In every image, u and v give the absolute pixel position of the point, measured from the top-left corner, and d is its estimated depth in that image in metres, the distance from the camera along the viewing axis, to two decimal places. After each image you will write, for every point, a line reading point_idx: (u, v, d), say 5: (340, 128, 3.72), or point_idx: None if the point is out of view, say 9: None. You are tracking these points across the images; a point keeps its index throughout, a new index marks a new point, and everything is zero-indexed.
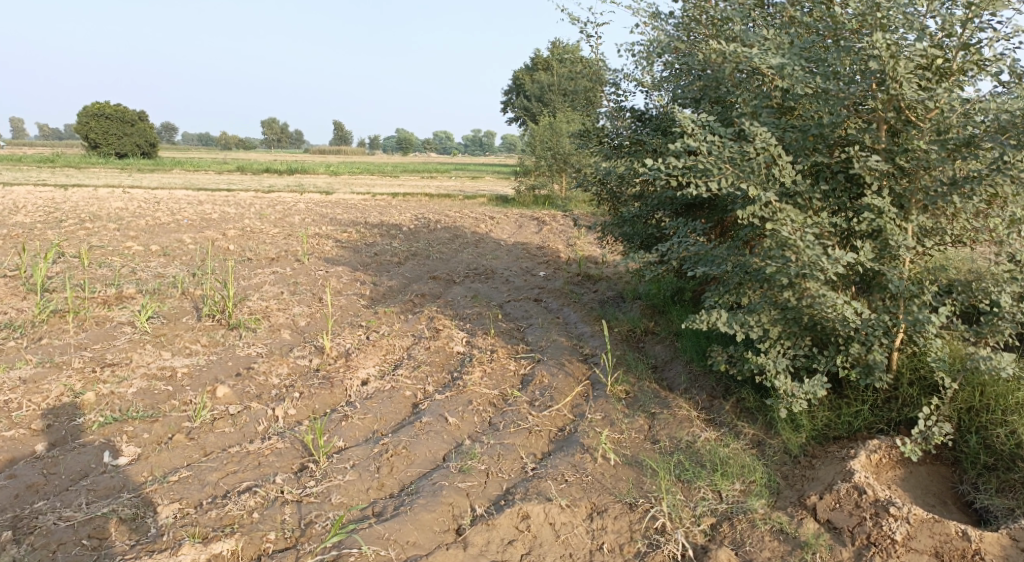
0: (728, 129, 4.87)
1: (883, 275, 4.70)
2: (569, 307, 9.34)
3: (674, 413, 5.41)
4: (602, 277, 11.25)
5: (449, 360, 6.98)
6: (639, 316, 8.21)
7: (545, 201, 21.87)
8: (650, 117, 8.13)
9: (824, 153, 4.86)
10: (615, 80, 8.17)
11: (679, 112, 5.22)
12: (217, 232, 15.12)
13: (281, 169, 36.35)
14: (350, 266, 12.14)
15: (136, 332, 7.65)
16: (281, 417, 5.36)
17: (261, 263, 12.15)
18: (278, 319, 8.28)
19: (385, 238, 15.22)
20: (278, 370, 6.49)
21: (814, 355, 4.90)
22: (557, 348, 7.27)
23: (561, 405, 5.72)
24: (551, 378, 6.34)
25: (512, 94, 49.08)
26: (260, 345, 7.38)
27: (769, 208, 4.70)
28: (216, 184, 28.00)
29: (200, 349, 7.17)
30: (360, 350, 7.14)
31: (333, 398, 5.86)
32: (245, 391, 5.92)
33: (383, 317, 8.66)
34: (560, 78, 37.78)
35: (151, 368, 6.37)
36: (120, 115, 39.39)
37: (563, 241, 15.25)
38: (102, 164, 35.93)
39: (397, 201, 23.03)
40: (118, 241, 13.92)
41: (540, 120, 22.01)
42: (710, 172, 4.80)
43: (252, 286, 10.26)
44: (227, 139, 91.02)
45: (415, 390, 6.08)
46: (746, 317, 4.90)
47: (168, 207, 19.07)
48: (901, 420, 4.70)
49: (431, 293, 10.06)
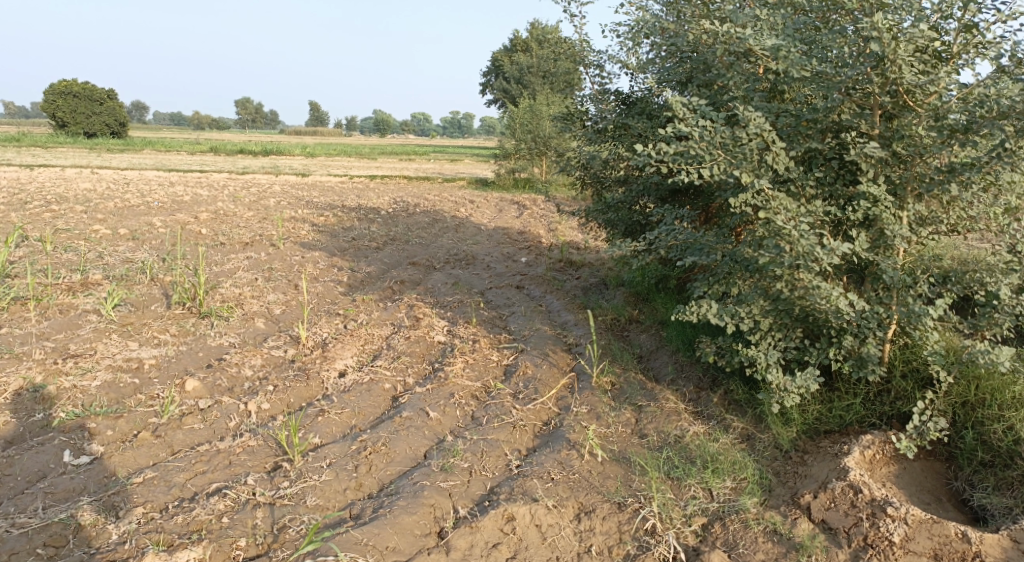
0: (720, 114, 4.66)
1: (877, 265, 4.55)
2: (552, 295, 9.18)
3: (661, 406, 5.27)
4: (584, 263, 11.10)
5: (429, 351, 6.78)
6: (624, 305, 8.07)
7: (526, 184, 21.67)
8: (634, 101, 7.95)
9: (817, 138, 4.68)
10: (598, 61, 7.95)
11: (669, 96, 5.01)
12: (190, 215, 14.75)
13: (256, 150, 35.73)
14: (327, 251, 11.87)
15: (102, 321, 7.36)
16: (254, 411, 5.14)
17: (234, 248, 11.84)
18: (252, 307, 8.03)
19: (363, 222, 14.95)
20: (251, 361, 6.25)
21: (805, 347, 4.73)
22: (540, 338, 7.10)
23: (546, 397, 5.55)
24: (534, 369, 6.17)
25: (491, 76, 48.62)
26: (233, 334, 7.12)
27: (762, 196, 4.51)
28: (189, 166, 27.52)
29: (169, 339, 6.90)
30: (337, 340, 6.91)
31: (308, 391, 5.64)
32: (217, 384, 5.68)
33: (360, 305, 8.44)
34: (541, 60, 37.55)
35: (117, 360, 6.10)
36: (89, 93, 38.42)
37: (544, 226, 15.09)
38: (70, 143, 35.05)
39: (375, 184, 22.69)
40: (86, 224, 13.51)
41: (521, 102, 21.78)
42: (702, 158, 4.59)
43: (225, 272, 9.97)
44: (200, 119, 89.44)
45: (394, 382, 5.88)
46: (736, 309, 4.73)
47: (139, 189, 18.59)
48: (894, 414, 4.53)
49: (411, 280, 9.84)
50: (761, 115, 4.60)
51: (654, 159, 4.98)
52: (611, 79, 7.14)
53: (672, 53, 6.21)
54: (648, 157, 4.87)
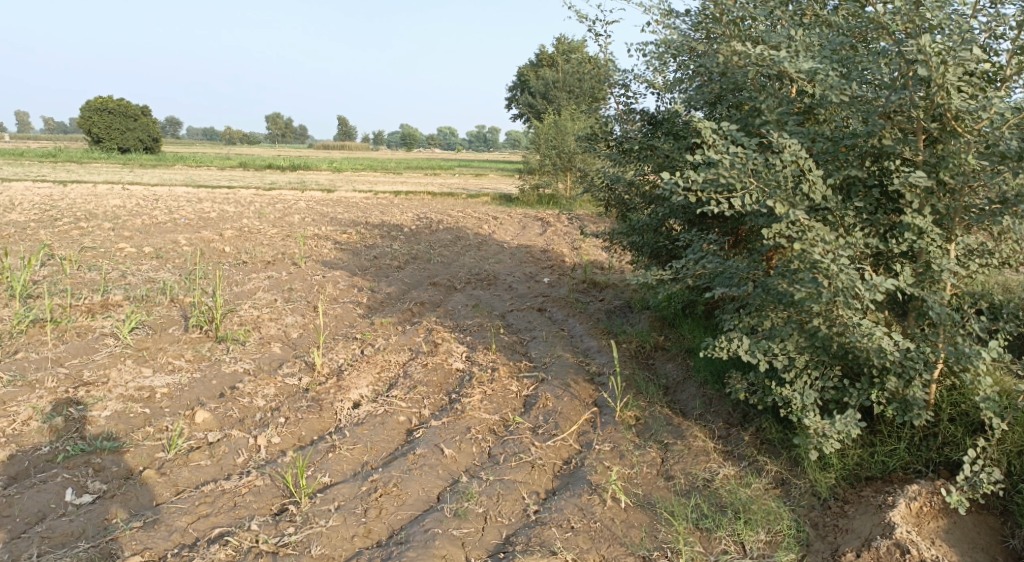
0: (752, 139, 4.41)
1: (922, 301, 4.26)
2: (575, 318, 8.95)
3: (689, 445, 5.01)
4: (608, 284, 10.84)
5: (447, 379, 6.57)
6: (649, 331, 7.83)
7: (550, 200, 21.46)
8: (661, 120, 7.72)
9: (856, 164, 4.41)
10: (624, 80, 7.74)
11: (696, 119, 4.77)
12: (214, 232, 14.74)
13: (283, 165, 35.97)
14: (348, 270, 11.75)
15: (118, 345, 7.25)
16: (264, 446, 4.98)
17: (256, 267, 11.75)
18: (269, 331, 7.88)
19: (386, 240, 14.83)
20: (264, 390, 6.08)
21: (844, 387, 4.44)
22: (561, 366, 6.86)
23: (567, 433, 5.31)
24: (556, 402, 5.93)
25: (517, 91, 48.63)
26: (247, 360, 6.97)
27: (797, 226, 4.25)
28: (216, 180, 27.77)
29: (183, 365, 6.76)
30: (353, 367, 6.73)
31: (321, 424, 5.46)
32: (228, 416, 5.52)
33: (379, 328, 8.25)
34: (566, 75, 37.55)
35: (129, 388, 5.97)
36: (122, 110, 39.02)
37: (568, 244, 14.88)
38: (103, 158, 35.56)
39: (399, 199, 22.62)
40: (111, 241, 13.54)
41: (546, 117, 21.62)
42: (733, 186, 4.34)
43: (245, 292, 9.87)
44: (230, 134, 90.66)
45: (410, 414, 5.68)
46: (770, 345, 4.46)
47: (166, 205, 18.67)
48: (941, 461, 4.24)
49: (431, 301, 9.66)
50: (796, 141, 4.34)
51: (681, 186, 4.73)
52: (636, 99, 6.92)
53: (702, 73, 5.96)
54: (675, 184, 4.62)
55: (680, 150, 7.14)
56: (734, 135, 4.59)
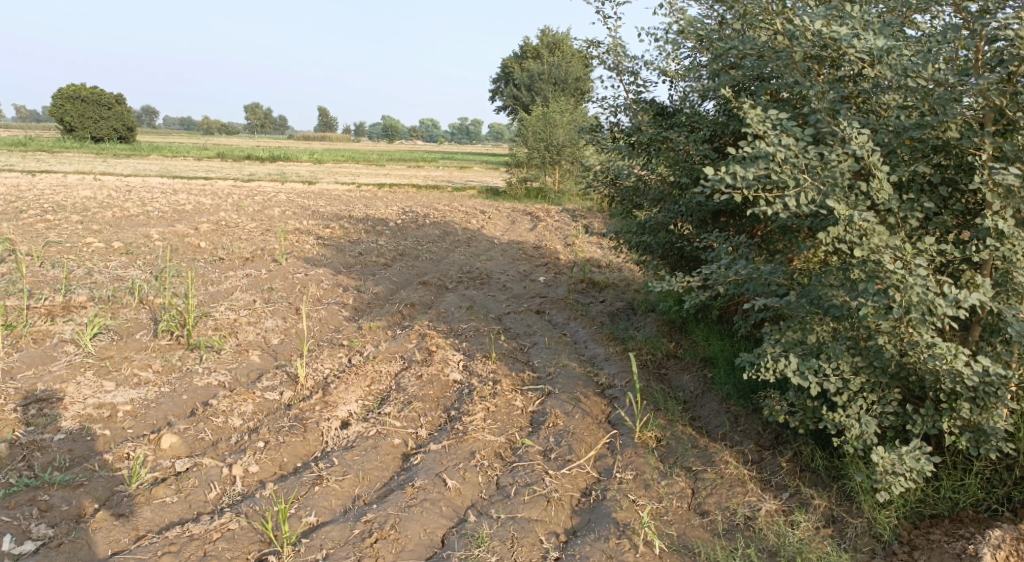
0: (804, 129, 3.84)
1: (998, 316, 3.75)
2: (576, 322, 8.38)
3: (722, 473, 4.47)
4: (608, 284, 10.28)
5: (444, 393, 5.98)
6: (658, 337, 7.30)
7: (538, 194, 20.74)
8: (673, 112, 7.20)
9: (921, 159, 3.90)
10: (633, 68, 7.11)
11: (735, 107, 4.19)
12: (189, 226, 13.98)
13: (263, 156, 35.01)
14: (333, 269, 11.09)
15: (79, 354, 6.57)
16: (239, 477, 4.37)
17: (233, 265, 11.05)
18: (247, 338, 7.22)
19: (371, 235, 14.15)
20: (241, 407, 5.44)
21: (906, 412, 3.93)
22: (568, 377, 6.29)
23: (582, 458, 4.74)
24: (566, 420, 5.37)
25: (501, 83, 47.82)
26: (222, 371, 6.32)
27: (857, 229, 3.71)
28: (193, 171, 26.87)
29: (151, 378, 6.09)
30: (339, 379, 6.11)
31: (305, 448, 4.86)
32: (200, 440, 4.89)
33: (367, 333, 7.62)
34: (552, 67, 37.13)
35: (88, 407, 5.32)
36: (97, 98, 37.84)
37: (560, 241, 14.29)
38: (76, 148, 34.44)
39: (383, 193, 21.90)
40: (79, 236, 12.76)
41: (534, 109, 20.97)
42: (784, 183, 3.77)
43: (221, 293, 9.19)
44: (209, 124, 88.92)
45: (405, 436, 5.07)
46: (821, 365, 3.93)
47: (140, 197, 17.83)
48: (1018, 497, 3.79)
49: (422, 302, 9.04)
50: (859, 131, 3.78)
51: (719, 183, 4.16)
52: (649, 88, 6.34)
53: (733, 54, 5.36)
54: (712, 181, 4.04)
55: (695, 143, 6.61)
56: (779, 125, 4.03)
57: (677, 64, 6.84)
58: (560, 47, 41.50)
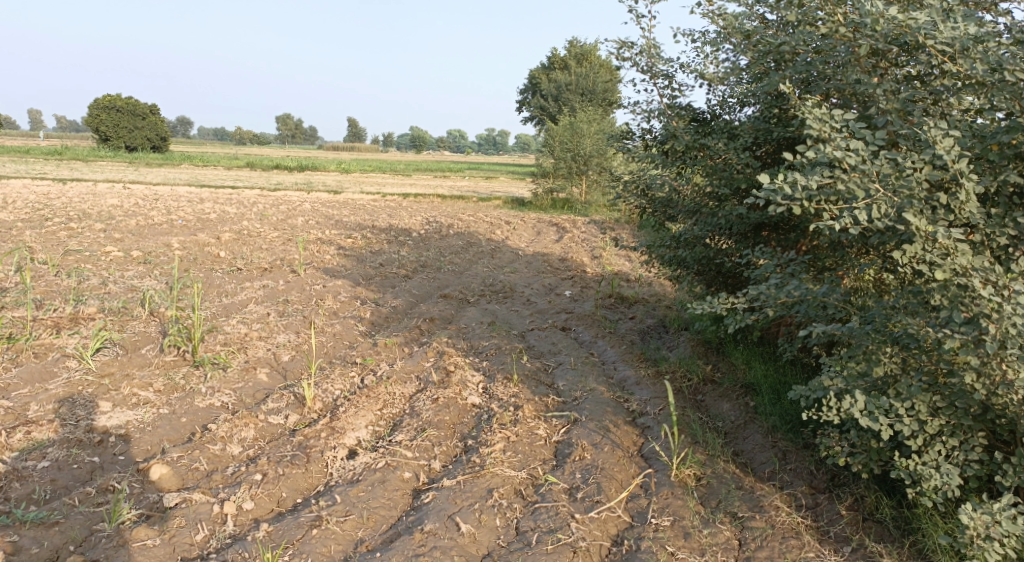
0: (876, 132, 3.39)
1: None
2: (605, 340, 7.90)
3: (772, 522, 4.06)
4: (637, 300, 9.78)
5: (462, 419, 5.52)
6: (693, 358, 6.83)
7: (564, 205, 20.29)
8: (711, 117, 6.74)
9: (1009, 166, 3.41)
10: (669, 71, 6.64)
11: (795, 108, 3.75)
12: (210, 236, 13.70)
13: (290, 166, 35.00)
14: (352, 280, 10.71)
15: (78, 370, 6.21)
16: (230, 516, 4.02)
17: (251, 276, 10.73)
18: (255, 354, 6.84)
19: (392, 245, 13.76)
20: (241, 432, 5.04)
21: (993, 460, 3.44)
22: (596, 403, 5.81)
23: (612, 499, 4.29)
24: (593, 453, 4.91)
25: (528, 93, 47.51)
26: (227, 391, 5.92)
27: (937, 248, 3.26)
28: (220, 180, 26.80)
29: (151, 398, 5.71)
30: (349, 401, 5.68)
31: (306, 481, 4.45)
32: (194, 470, 4.51)
33: (382, 350, 7.19)
34: (580, 78, 36.81)
35: (79, 431, 4.95)
36: (131, 109, 38.08)
37: (587, 253, 13.81)
38: (108, 157, 34.70)
39: (408, 203, 21.60)
40: (99, 244, 12.52)
41: (561, 119, 20.53)
42: (853, 195, 3.33)
43: (235, 305, 8.84)
44: (240, 134, 90.00)
45: (417, 469, 4.63)
46: (892, 404, 3.48)
47: (165, 205, 17.68)
48: None
49: (442, 317, 8.61)
50: (939, 134, 3.32)
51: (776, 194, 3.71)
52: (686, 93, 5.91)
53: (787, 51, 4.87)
54: (767, 192, 3.63)
55: (737, 151, 6.13)
56: (844, 127, 3.59)
57: (716, 67, 6.47)
58: (588, 58, 41.14)
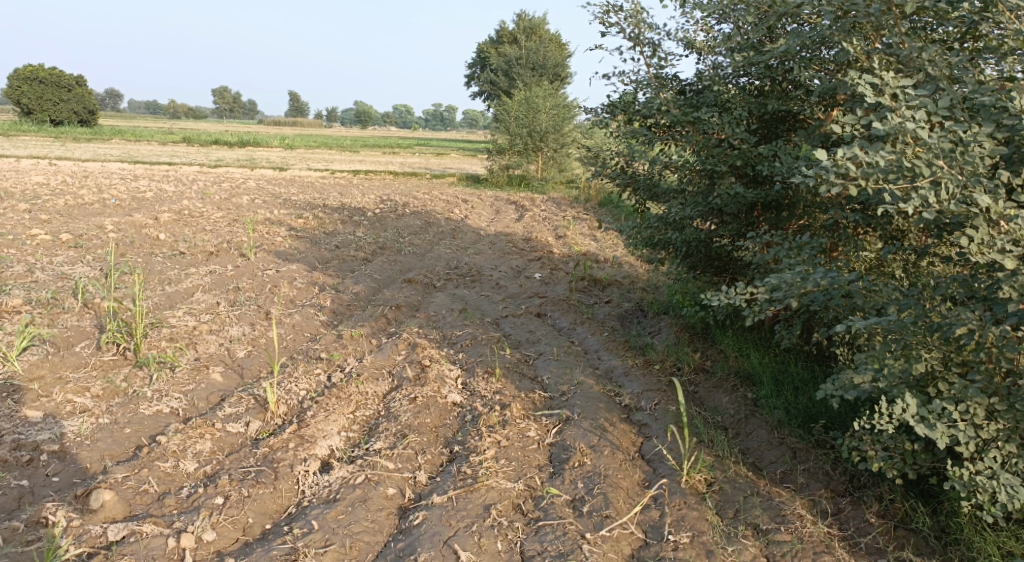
0: (942, 104, 3.13)
1: None
2: (584, 325, 7.48)
3: (799, 535, 3.72)
4: (611, 283, 9.37)
5: (443, 420, 5.02)
6: (680, 345, 6.44)
7: (521, 182, 19.74)
8: (699, 90, 6.33)
9: None
10: (657, 40, 6.17)
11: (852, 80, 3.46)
12: (148, 216, 12.76)
13: (232, 142, 33.56)
14: (307, 264, 10.03)
15: (2, 374, 5.48)
16: (188, 553, 3.54)
17: (197, 260, 9.96)
18: (206, 351, 6.19)
19: (347, 226, 13.05)
20: (196, 445, 4.46)
21: None
22: (587, 398, 5.36)
23: (622, 513, 3.91)
24: (594, 457, 4.48)
25: (477, 68, 46.57)
26: (176, 395, 5.30)
27: (1006, 234, 2.99)
28: (156, 157, 25.43)
29: (89, 406, 5.05)
30: (317, 404, 5.11)
31: (274, 503, 3.93)
32: (143, 493, 3.95)
33: (348, 343, 6.61)
34: (530, 52, 36.20)
35: (4, 449, 4.30)
36: (57, 81, 35.99)
37: (550, 232, 13.33)
38: (34, 132, 32.66)
39: (358, 180, 20.73)
40: (25, 227, 11.50)
41: (516, 94, 19.96)
42: (917, 175, 3.06)
43: (180, 294, 8.10)
44: (177, 109, 86.65)
45: (401, 483, 4.14)
46: (946, 408, 3.20)
47: (97, 184, 16.51)
48: None
49: (408, 304, 8.04)
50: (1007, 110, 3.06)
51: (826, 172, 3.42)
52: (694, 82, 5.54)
53: (811, 5, 4.43)
54: (818, 169, 3.35)
55: (731, 124, 5.74)
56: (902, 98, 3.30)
57: (706, 35, 6.11)
58: (537, 33, 40.39)
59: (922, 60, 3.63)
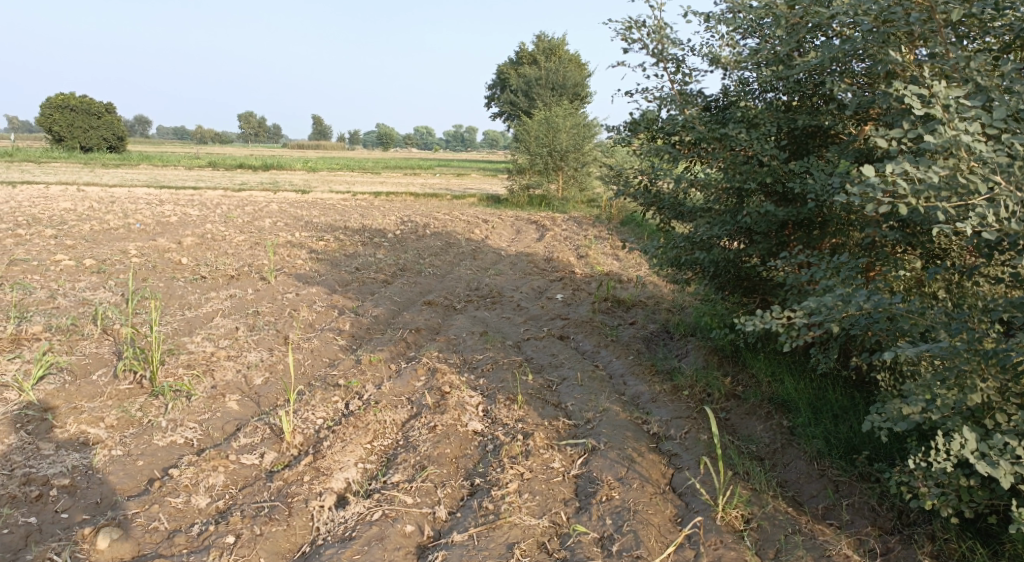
0: (999, 117, 2.94)
1: None
2: (608, 348, 7.26)
3: None
4: (636, 304, 9.15)
5: (464, 451, 4.83)
6: (709, 369, 6.21)
7: (541, 202, 19.60)
8: (725, 105, 6.15)
9: None
10: (682, 55, 6.01)
11: (904, 93, 3.26)
12: (171, 240, 12.77)
13: (255, 165, 33.88)
14: (327, 287, 9.92)
15: (17, 404, 5.38)
16: None
17: (217, 285, 9.89)
18: (223, 378, 6.06)
19: (368, 248, 12.96)
20: (208, 479, 4.31)
21: None
22: (614, 426, 5.15)
23: (653, 554, 3.71)
24: (622, 490, 4.27)
25: (497, 89, 46.75)
26: (191, 425, 5.16)
27: None
28: (181, 181, 25.68)
29: (102, 437, 4.93)
30: (334, 434, 4.94)
31: (288, 541, 3.77)
32: (153, 531, 3.80)
33: (367, 368, 6.45)
34: (549, 72, 36.24)
35: (13, 484, 4.19)
36: (86, 108, 36.63)
37: (572, 252, 13.13)
38: (63, 158, 33.21)
39: (379, 202, 20.70)
40: (49, 252, 11.54)
41: (535, 113, 19.88)
42: (973, 192, 2.87)
43: (199, 319, 8.01)
44: (202, 134, 88.11)
45: (420, 520, 3.96)
46: (1008, 442, 2.98)
47: (122, 208, 16.62)
48: None
49: (428, 328, 7.88)
50: None
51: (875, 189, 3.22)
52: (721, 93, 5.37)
53: (845, 15, 4.25)
54: (865, 187, 3.15)
55: (760, 141, 5.54)
56: (954, 111, 3.11)
57: (733, 49, 5.93)
58: (557, 53, 40.42)
59: (970, 69, 3.43)
